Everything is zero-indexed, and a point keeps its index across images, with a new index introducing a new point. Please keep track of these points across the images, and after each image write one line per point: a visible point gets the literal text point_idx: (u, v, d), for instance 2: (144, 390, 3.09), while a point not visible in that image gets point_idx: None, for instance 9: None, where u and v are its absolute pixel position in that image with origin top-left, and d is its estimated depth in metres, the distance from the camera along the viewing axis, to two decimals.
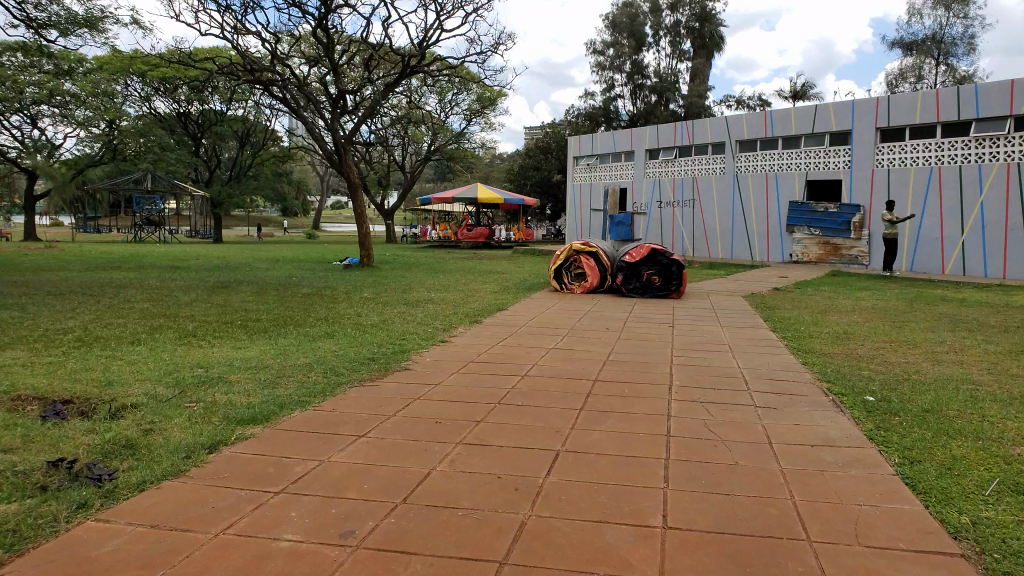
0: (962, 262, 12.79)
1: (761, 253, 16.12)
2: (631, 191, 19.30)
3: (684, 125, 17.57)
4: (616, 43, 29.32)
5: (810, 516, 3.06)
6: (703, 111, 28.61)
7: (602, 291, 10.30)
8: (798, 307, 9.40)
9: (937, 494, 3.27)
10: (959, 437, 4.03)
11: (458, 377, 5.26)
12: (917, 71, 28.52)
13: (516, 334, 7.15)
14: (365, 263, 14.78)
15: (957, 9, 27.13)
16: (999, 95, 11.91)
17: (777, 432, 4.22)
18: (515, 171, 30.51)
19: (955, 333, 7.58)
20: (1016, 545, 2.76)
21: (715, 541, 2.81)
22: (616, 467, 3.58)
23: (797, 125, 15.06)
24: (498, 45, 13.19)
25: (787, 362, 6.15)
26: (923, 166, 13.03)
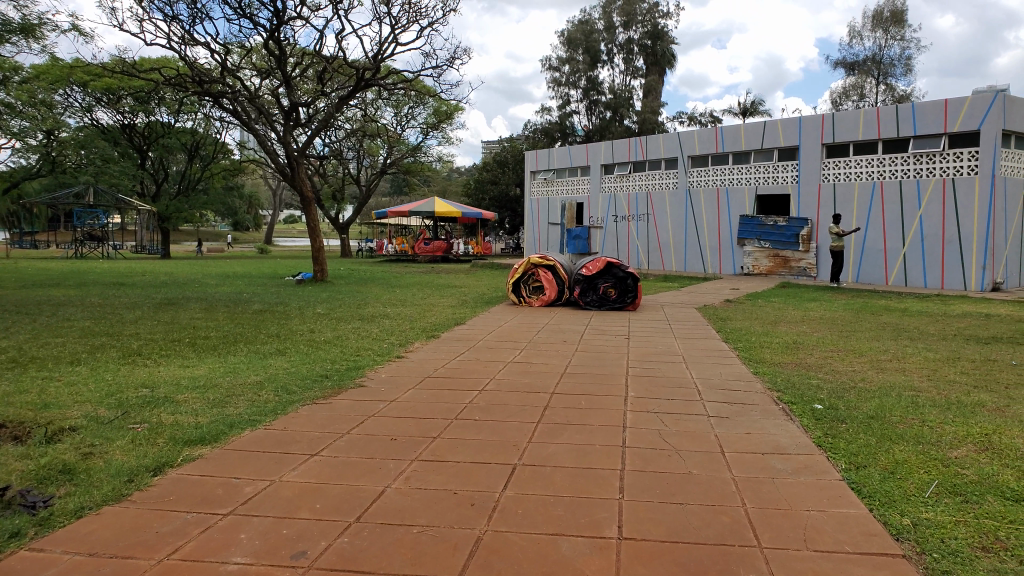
0: (905, 273, 13.17)
1: (714, 265, 16.40)
2: (587, 205, 19.47)
3: (638, 141, 17.82)
4: (571, 59, 29.65)
5: (761, 522, 3.11)
6: (656, 128, 29.09)
7: (560, 304, 10.36)
8: (750, 318, 9.58)
9: (881, 497, 3.35)
10: (901, 441, 4.14)
11: (414, 394, 5.22)
12: (859, 91, 29.45)
13: (474, 348, 7.14)
14: (318, 277, 14.57)
15: (894, 31, 28.20)
16: (934, 114, 12.36)
17: (729, 441, 4.28)
18: (471, 186, 30.55)
19: (899, 342, 7.81)
20: (954, 544, 2.84)
21: (668, 550, 2.84)
22: (571, 480, 3.58)
23: (747, 141, 15.40)
24: (454, 60, 13.20)
25: (739, 372, 6.27)
26: (867, 180, 13.45)
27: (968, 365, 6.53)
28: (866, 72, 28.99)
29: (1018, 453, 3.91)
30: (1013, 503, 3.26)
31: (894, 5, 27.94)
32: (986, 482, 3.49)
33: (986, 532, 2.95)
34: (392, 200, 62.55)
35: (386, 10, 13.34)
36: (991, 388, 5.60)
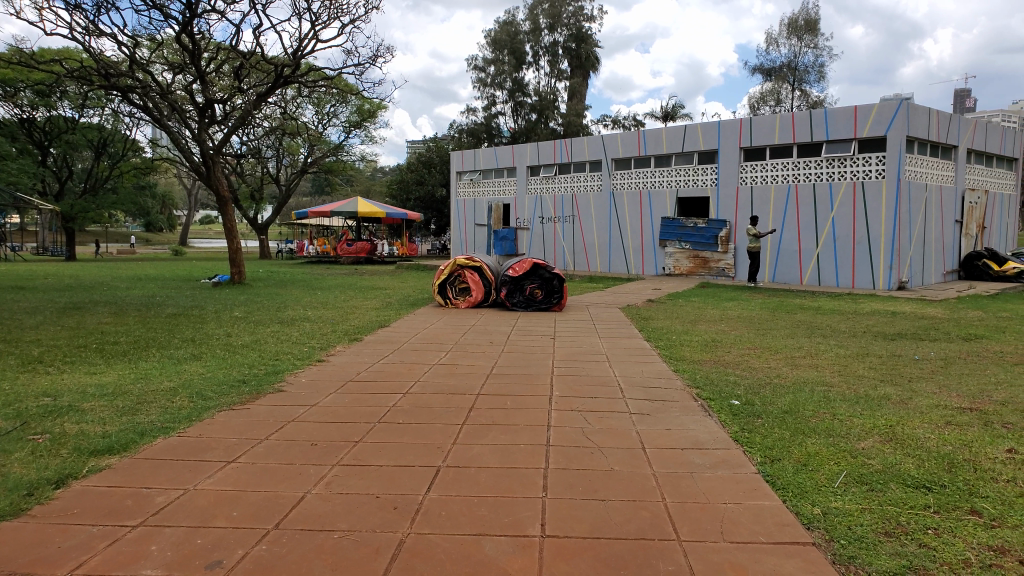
0: (818, 273, 13.75)
1: (637, 266, 16.75)
2: (513, 206, 19.57)
3: (563, 143, 18.01)
4: (497, 60, 29.70)
5: (679, 516, 3.20)
6: (581, 130, 29.50)
7: (487, 305, 10.38)
8: (671, 318, 9.82)
9: (794, 489, 3.49)
10: (812, 435, 4.33)
11: (336, 398, 5.14)
12: (776, 96, 30.55)
13: (398, 350, 7.07)
14: (236, 280, 14.17)
15: (808, 39, 29.43)
16: (844, 120, 12.95)
17: (650, 438, 4.38)
18: (395, 186, 30.24)
19: (812, 339, 8.15)
20: (860, 531, 2.99)
21: (590, 546, 2.88)
22: (495, 480, 3.60)
23: (668, 145, 15.78)
24: (377, 58, 13.00)
25: (660, 369, 6.42)
26: (782, 184, 13.98)
27: (875, 361, 6.87)
28: (782, 78, 30.11)
29: (919, 443, 4.15)
30: (914, 490, 3.45)
31: (808, 14, 29.10)
32: (889, 471, 3.68)
33: (888, 518, 3.12)
34: (313, 200, 61.34)
35: (306, 6, 13.08)
36: (895, 382, 5.92)
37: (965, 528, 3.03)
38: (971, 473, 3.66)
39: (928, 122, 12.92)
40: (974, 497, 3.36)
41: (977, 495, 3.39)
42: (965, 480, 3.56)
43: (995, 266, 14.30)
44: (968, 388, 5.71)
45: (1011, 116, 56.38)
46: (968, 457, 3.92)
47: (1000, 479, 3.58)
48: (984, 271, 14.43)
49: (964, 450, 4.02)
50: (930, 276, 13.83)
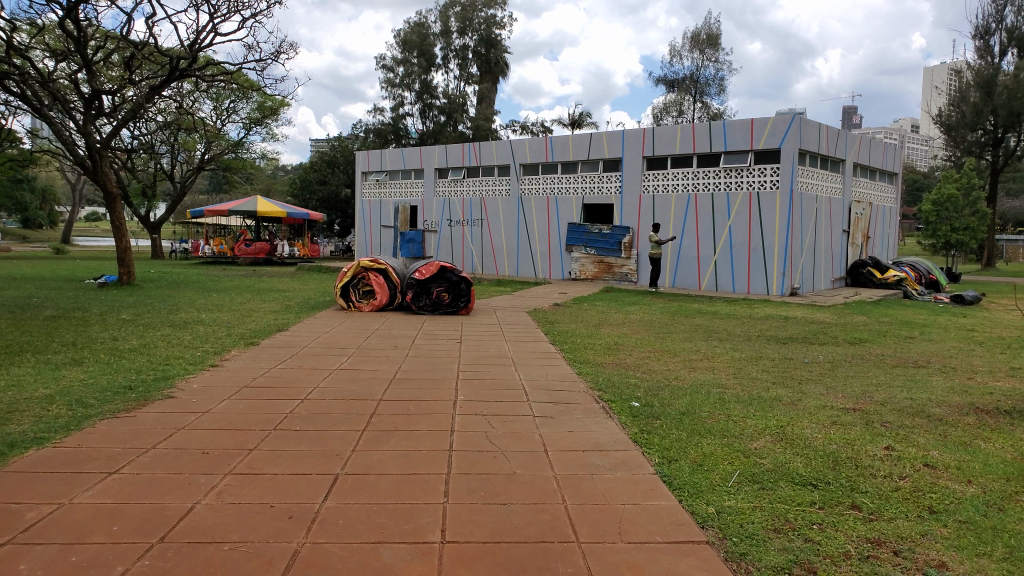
0: (715, 279, 14.30)
1: (544, 270, 16.97)
2: (420, 209, 19.44)
3: (472, 146, 18.01)
4: (406, 61, 29.38)
5: (579, 518, 3.25)
6: (489, 134, 29.65)
7: (392, 308, 10.22)
8: (576, 321, 9.98)
9: (689, 489, 3.61)
10: (708, 436, 4.49)
11: (230, 404, 4.96)
12: (678, 107, 31.59)
13: (297, 355, 6.89)
14: (124, 280, 13.45)
15: (710, 54, 30.59)
16: (742, 132, 13.51)
17: (552, 440, 4.44)
18: (298, 185, 29.45)
19: (708, 343, 8.47)
20: (751, 528, 3.13)
21: (490, 551, 2.89)
22: (396, 487, 3.55)
23: (574, 152, 16.05)
24: (281, 54, 12.60)
25: (564, 372, 6.52)
26: (683, 193, 14.47)
27: (767, 364, 7.20)
28: (684, 90, 31.16)
29: (806, 442, 4.38)
30: (802, 487, 3.63)
31: (710, 29, 30.29)
32: (779, 470, 3.86)
33: (777, 515, 3.26)
34: (210, 197, 59.08)
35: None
36: (786, 384, 6.22)
37: (846, 522, 3.21)
38: (852, 470, 3.89)
39: (818, 137, 13.65)
40: (855, 493, 3.56)
41: (858, 491, 3.60)
42: (848, 477, 3.77)
43: (878, 274, 15.26)
44: (852, 389, 6.06)
45: (892, 134, 60.54)
46: (850, 454, 4.16)
47: (878, 474, 3.81)
48: (868, 278, 15.37)
49: (847, 448, 4.26)
50: (820, 282, 14.60)
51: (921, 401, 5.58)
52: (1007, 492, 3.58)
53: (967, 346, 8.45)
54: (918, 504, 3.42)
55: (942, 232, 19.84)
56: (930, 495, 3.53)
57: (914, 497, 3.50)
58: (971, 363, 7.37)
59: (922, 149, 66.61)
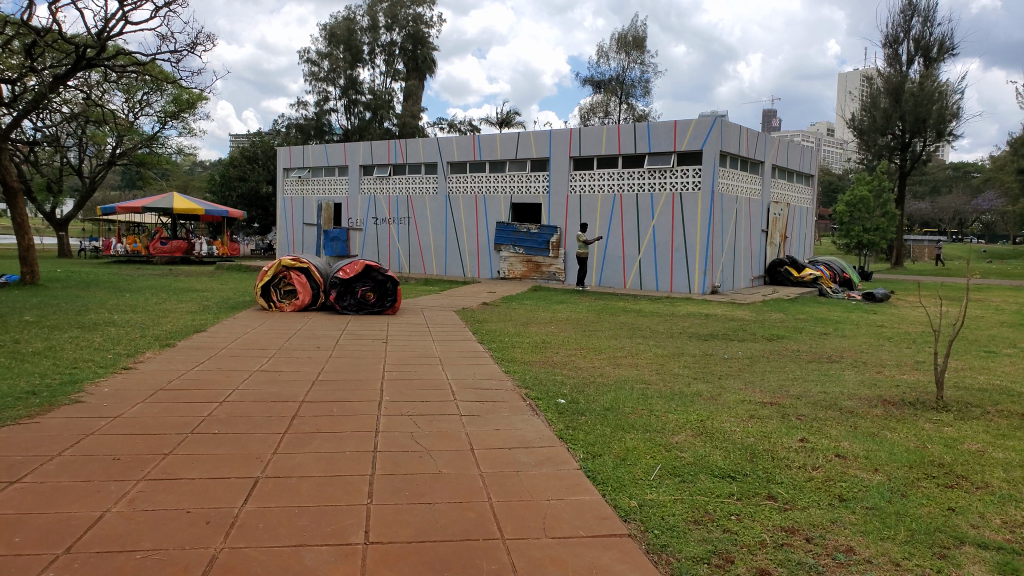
0: (639, 278, 14.60)
1: (472, 269, 16.99)
2: (344, 206, 19.13)
3: (398, 144, 17.84)
4: (331, 55, 28.75)
5: (504, 515, 3.28)
6: (416, 132, 29.46)
7: (315, 308, 10.05)
8: (503, 320, 10.01)
9: (613, 483, 3.69)
10: (631, 431, 4.60)
11: (144, 408, 4.79)
12: (604, 108, 32.11)
13: (215, 357, 6.71)
14: (26, 280, 12.77)
15: (635, 56, 31.19)
16: (666, 133, 13.83)
17: (479, 439, 4.46)
18: (216, 180, 28.56)
19: (632, 340, 8.65)
20: (672, 521, 3.22)
21: (415, 551, 2.89)
22: (319, 489, 3.51)
23: (502, 150, 16.10)
24: (197, 45, 12.17)
25: (491, 371, 6.55)
26: (609, 193, 14.72)
27: (689, 360, 7.41)
28: (611, 91, 31.66)
29: (726, 436, 4.53)
30: (720, 479, 3.76)
31: (636, 31, 30.87)
32: (699, 463, 3.99)
33: (697, 507, 3.38)
34: (122, 193, 56.70)
35: None
36: (707, 380, 6.40)
37: (762, 512, 3.35)
38: (768, 462, 4.05)
39: (738, 139, 14.09)
40: (772, 484, 3.71)
41: (774, 482, 3.75)
42: (764, 468, 3.93)
43: (795, 273, 15.85)
44: (769, 383, 6.30)
45: (808, 138, 63.10)
46: (767, 447, 4.33)
47: (793, 465, 3.98)
48: (786, 277, 15.95)
49: (764, 441, 4.43)
50: (740, 281, 15.08)
51: (834, 394, 5.84)
52: (910, 479, 3.80)
53: (876, 342, 8.89)
54: (830, 493, 3.59)
55: (855, 232, 20.70)
56: (841, 484, 3.71)
57: (826, 487, 3.67)
58: (880, 358, 7.77)
59: (835, 152, 69.63)
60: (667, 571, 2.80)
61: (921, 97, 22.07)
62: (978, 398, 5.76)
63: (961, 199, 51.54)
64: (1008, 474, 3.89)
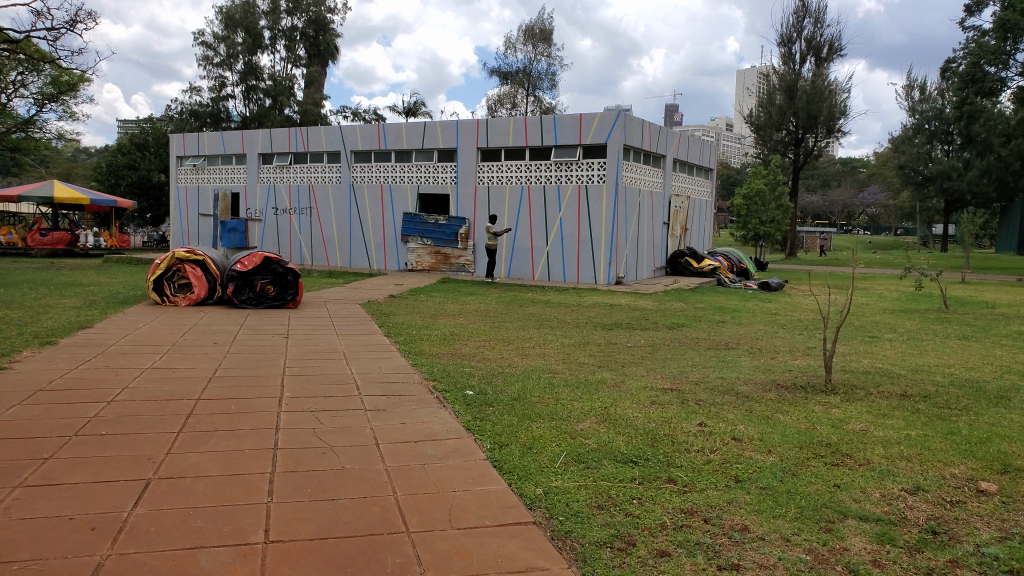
0: (547, 269, 14.79)
1: (379, 261, 16.77)
2: (243, 196, 18.47)
3: (299, 132, 17.34)
4: (228, 38, 27.67)
5: (410, 509, 3.27)
6: (319, 120, 28.72)
7: (211, 302, 9.67)
8: (411, 313, 9.93)
9: (519, 472, 3.74)
10: (538, 419, 4.66)
11: (21, 411, 4.49)
12: (512, 99, 32.16)
13: (102, 354, 6.37)
14: None
15: (542, 48, 31.46)
16: (571, 126, 14.01)
17: (383, 433, 4.42)
18: (103, 168, 27.04)
19: (540, 331, 8.75)
20: (576, 507, 3.29)
21: (317, 547, 2.85)
22: (215, 488, 3.40)
23: (408, 140, 15.91)
24: (78, 23, 11.42)
25: (397, 364, 6.49)
26: (516, 185, 14.81)
27: (594, 349, 7.56)
28: (518, 83, 31.83)
29: (628, 422, 4.66)
30: (624, 464, 3.87)
31: (543, 24, 31.13)
32: (602, 448, 4.09)
33: (601, 492, 3.46)
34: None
35: None
36: (611, 368, 6.56)
37: (663, 495, 3.46)
38: (669, 446, 4.19)
39: (641, 134, 14.44)
40: (672, 467, 3.85)
41: (674, 465, 3.88)
42: (665, 452, 4.06)
43: (695, 263, 16.43)
44: (669, 370, 6.52)
45: (708, 134, 65.40)
46: (667, 431, 4.48)
47: (692, 449, 4.14)
48: (686, 267, 16.50)
49: (664, 426, 4.58)
50: (643, 271, 15.51)
51: (730, 379, 6.10)
52: (801, 459, 4.02)
53: (771, 329, 9.34)
54: (727, 474, 3.75)
55: (752, 224, 21.61)
56: (736, 466, 3.88)
57: (723, 469, 3.83)
58: (774, 344, 8.16)
59: (734, 146, 72.49)
60: (572, 556, 2.86)
61: (813, 95, 23.23)
62: (862, 380, 6.14)
63: (847, 193, 54.76)
64: (885, 451, 4.17)
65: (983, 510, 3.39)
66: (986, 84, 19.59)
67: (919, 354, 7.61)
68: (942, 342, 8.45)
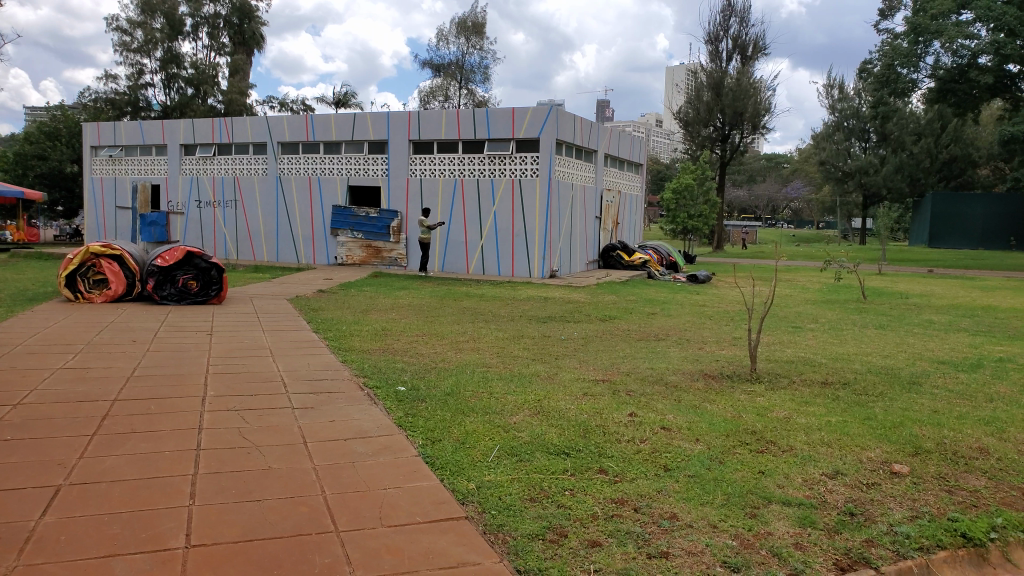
0: (481, 263, 14.77)
1: (307, 256, 16.45)
2: (163, 188, 17.81)
3: (223, 122, 16.82)
4: (146, 25, 26.66)
5: (338, 508, 3.21)
6: (244, 110, 27.91)
7: (129, 299, 9.29)
8: (341, 308, 9.78)
9: (451, 467, 3.72)
10: (471, 414, 4.65)
11: None
12: (444, 92, 31.83)
13: (10, 355, 6.04)
14: None
15: (474, 41, 31.34)
16: (504, 119, 14.00)
17: (312, 431, 4.33)
18: (11, 158, 25.65)
19: (474, 324, 8.73)
20: (509, 500, 3.30)
21: (241, 550, 2.77)
22: (132, 493, 3.26)
23: (337, 132, 15.62)
24: None
25: (326, 361, 6.36)
26: (449, 177, 14.73)
27: (528, 342, 7.59)
28: (450, 75, 31.66)
29: (561, 414, 4.70)
30: (556, 456, 3.89)
31: (476, 17, 31.02)
32: (535, 441, 4.10)
33: (533, 485, 3.47)
34: None
35: None
36: (544, 360, 6.59)
37: (594, 485, 3.50)
38: (600, 437, 4.24)
39: (573, 128, 14.56)
40: (603, 458, 3.89)
41: (605, 455, 3.93)
42: (596, 443, 4.11)
43: (626, 257, 16.67)
44: (601, 361, 6.61)
45: (639, 129, 66.45)
46: (598, 422, 4.53)
47: (623, 439, 4.20)
48: (618, 261, 16.71)
49: (595, 417, 4.64)
50: (576, 264, 15.66)
51: (660, 370, 6.22)
52: (727, 446, 4.12)
53: (699, 320, 9.56)
54: (657, 464, 3.82)
55: (681, 218, 22.06)
56: (665, 455, 3.95)
57: (653, 458, 3.90)
58: (701, 335, 8.35)
59: (663, 142, 73.93)
60: (504, 550, 2.86)
61: (739, 92, 23.91)
62: (785, 369, 6.36)
63: (772, 187, 56.48)
64: (808, 438, 4.32)
65: (897, 490, 3.55)
66: (899, 85, 20.35)
67: (839, 343, 7.91)
68: (861, 332, 8.80)
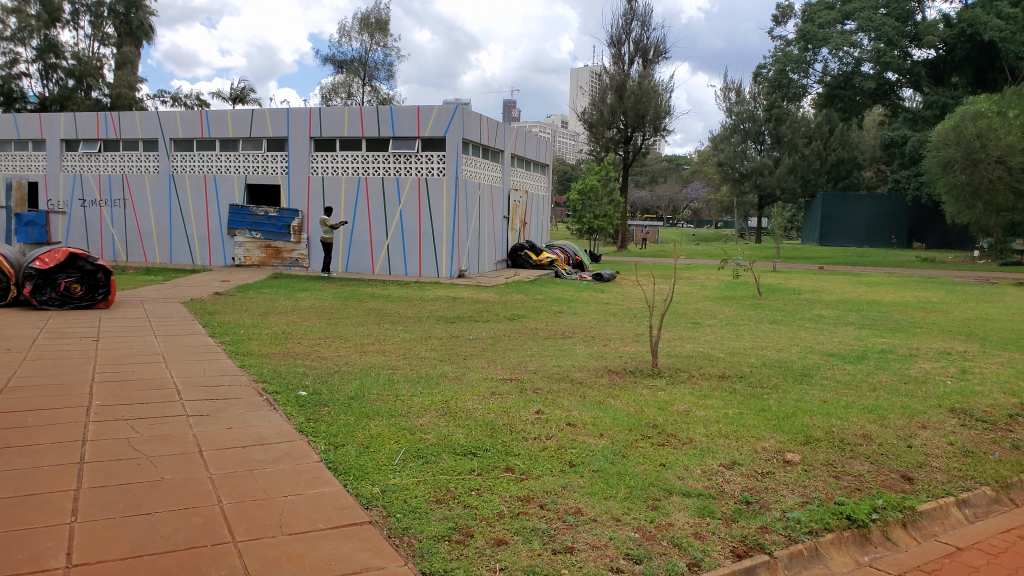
0: (387, 263, 14.59)
1: (203, 257, 15.83)
2: (42, 185, 16.72)
3: (110, 116, 15.96)
4: (20, 11, 24.97)
5: (236, 517, 3.11)
6: (133, 104, 26.58)
7: (3, 305, 8.68)
8: (239, 311, 9.45)
9: (355, 471, 3.66)
10: (376, 417, 4.59)
11: None
12: (347, 89, 31.20)
13: None
14: None
15: (378, 38, 30.98)
16: (409, 118, 13.90)
17: (208, 439, 4.17)
18: None
19: (380, 326, 8.62)
20: (415, 502, 3.28)
21: (130, 567, 2.64)
22: (7, 513, 3.05)
23: (233, 128, 15.09)
24: None
25: (223, 366, 6.13)
26: (353, 176, 14.47)
27: (436, 343, 7.56)
28: (353, 72, 31.15)
29: (468, 414, 4.70)
30: (463, 457, 3.90)
31: (379, 13, 30.63)
32: (442, 442, 4.09)
33: (440, 487, 3.47)
34: None
35: None
36: (452, 361, 6.58)
37: (500, 484, 3.53)
38: (507, 436, 4.26)
39: (479, 128, 14.58)
40: (509, 457, 3.92)
41: (512, 454, 3.96)
42: (503, 443, 4.13)
43: (534, 256, 16.81)
44: (508, 360, 6.65)
45: (546, 129, 67.33)
46: (505, 421, 4.56)
47: (529, 437, 4.24)
48: (526, 260, 16.84)
49: (502, 416, 4.66)
50: (484, 264, 15.69)
51: (566, 367, 6.33)
52: (630, 441, 4.23)
53: (605, 318, 9.76)
54: (562, 460, 3.88)
55: (587, 218, 22.46)
56: (571, 451, 4.02)
57: (558, 454, 3.96)
58: (606, 332, 8.54)
59: (568, 143, 75.11)
60: (409, 553, 2.84)
61: (641, 95, 24.52)
62: (685, 363, 6.59)
63: (673, 188, 58.26)
64: (706, 430, 4.49)
65: (789, 478, 3.74)
66: (792, 90, 21.42)
67: (736, 338, 8.24)
68: (756, 327, 9.22)
